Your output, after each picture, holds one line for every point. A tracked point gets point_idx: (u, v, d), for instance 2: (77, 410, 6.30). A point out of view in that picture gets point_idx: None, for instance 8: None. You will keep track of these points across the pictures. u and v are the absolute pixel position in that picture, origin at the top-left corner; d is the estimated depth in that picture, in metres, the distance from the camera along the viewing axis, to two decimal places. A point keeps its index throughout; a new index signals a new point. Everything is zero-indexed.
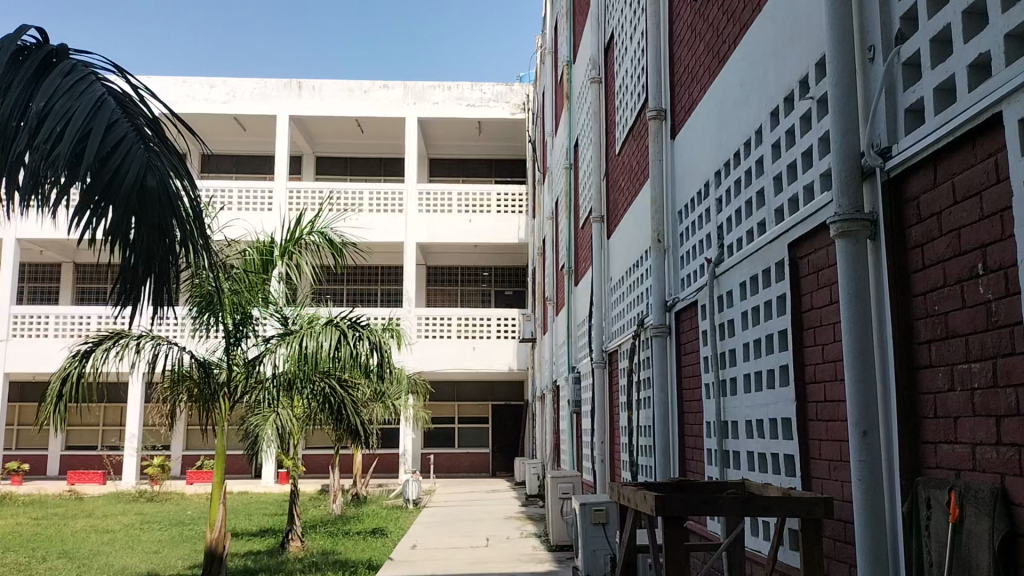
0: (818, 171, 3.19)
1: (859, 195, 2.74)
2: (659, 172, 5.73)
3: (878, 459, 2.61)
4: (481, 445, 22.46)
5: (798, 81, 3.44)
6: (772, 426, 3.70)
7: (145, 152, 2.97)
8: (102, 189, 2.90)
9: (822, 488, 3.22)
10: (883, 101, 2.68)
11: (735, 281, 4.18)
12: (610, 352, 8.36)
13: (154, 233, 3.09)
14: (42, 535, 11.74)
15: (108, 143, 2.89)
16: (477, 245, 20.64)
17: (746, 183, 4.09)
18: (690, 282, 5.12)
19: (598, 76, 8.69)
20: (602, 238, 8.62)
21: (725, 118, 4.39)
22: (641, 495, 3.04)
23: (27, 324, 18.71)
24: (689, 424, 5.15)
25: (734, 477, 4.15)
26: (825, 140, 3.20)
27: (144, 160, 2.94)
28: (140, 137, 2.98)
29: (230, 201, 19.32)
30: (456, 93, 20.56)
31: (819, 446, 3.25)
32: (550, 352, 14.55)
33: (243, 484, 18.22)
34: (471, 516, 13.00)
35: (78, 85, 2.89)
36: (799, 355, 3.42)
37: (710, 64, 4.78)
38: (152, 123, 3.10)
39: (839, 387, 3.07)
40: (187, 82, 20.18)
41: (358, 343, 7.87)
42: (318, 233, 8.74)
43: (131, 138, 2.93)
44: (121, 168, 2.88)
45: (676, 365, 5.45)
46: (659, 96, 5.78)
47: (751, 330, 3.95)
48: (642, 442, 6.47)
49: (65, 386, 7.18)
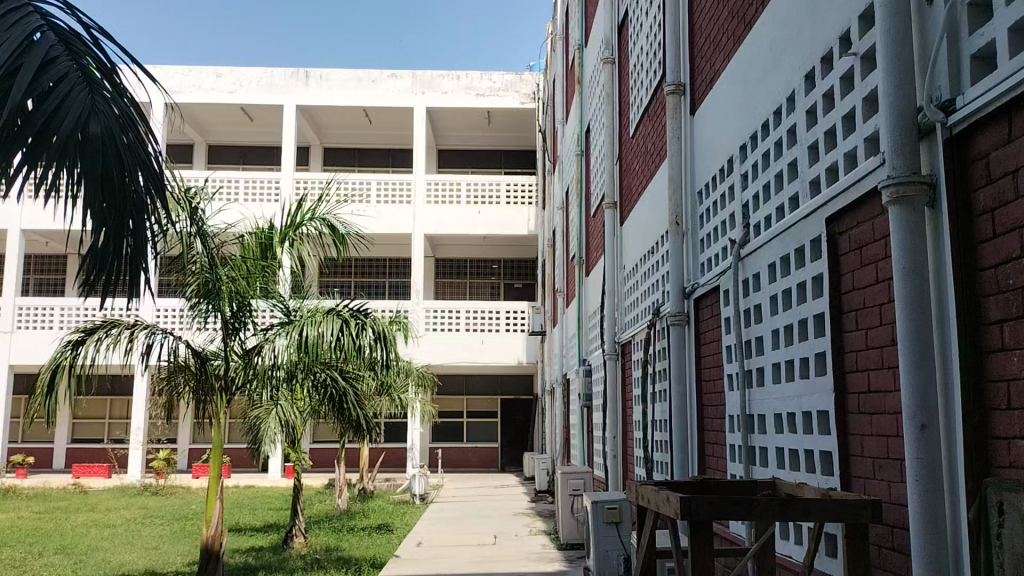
0: (863, 134, 2.87)
1: (916, 157, 2.41)
2: (677, 150, 5.38)
3: (939, 457, 2.29)
4: (490, 439, 22.22)
5: (838, 37, 3.11)
6: (805, 421, 3.37)
7: (88, 95, 2.71)
8: (36, 135, 2.60)
9: (864, 489, 2.90)
10: (944, 47, 2.35)
11: (763, 263, 3.85)
12: (623, 344, 8.02)
13: (117, 196, 2.91)
14: (41, 529, 11.51)
15: (47, 80, 2.62)
16: (486, 236, 20.31)
17: (775, 155, 3.76)
18: (710, 266, 4.79)
19: (611, 57, 8.32)
20: (615, 225, 8.27)
21: (752, 85, 4.06)
22: (664, 497, 2.71)
23: (32, 316, 18.51)
24: (709, 418, 4.83)
25: (760, 476, 3.82)
26: (870, 100, 2.89)
27: (87, 104, 2.68)
28: (85, 80, 2.73)
29: (236, 191, 19.06)
30: (465, 82, 20.22)
31: (861, 442, 2.92)
32: (559, 345, 14.23)
33: (248, 478, 17.99)
34: (479, 512, 12.69)
35: (11, 15, 2.62)
36: (839, 342, 3.09)
37: (734, 31, 4.45)
38: (100, 67, 2.83)
39: (886, 376, 2.75)
40: (193, 73, 19.93)
41: (361, 332, 7.57)
42: (318, 218, 8.39)
43: (73, 81, 2.68)
44: (59, 112, 2.61)
45: (694, 354, 5.13)
46: (678, 70, 5.44)
47: (782, 316, 3.61)
48: (657, 437, 6.14)
49: (55, 377, 6.86)
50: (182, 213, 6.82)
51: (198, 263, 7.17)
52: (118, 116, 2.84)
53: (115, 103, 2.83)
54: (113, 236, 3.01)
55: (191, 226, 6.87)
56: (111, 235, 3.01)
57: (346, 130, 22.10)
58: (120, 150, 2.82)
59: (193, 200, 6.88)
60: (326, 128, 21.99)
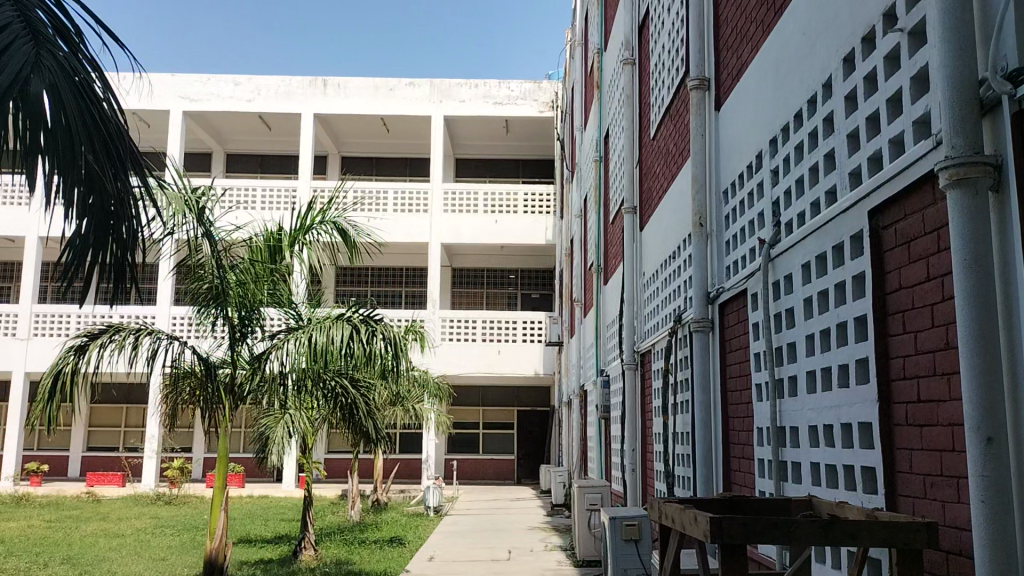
0: (912, 118, 2.60)
1: (979, 135, 2.15)
2: (701, 148, 5.12)
3: (1006, 473, 2.01)
4: (506, 451, 21.94)
5: (882, 13, 2.84)
6: (845, 433, 3.09)
7: (31, 48, 2.84)
8: None
9: (912, 508, 2.63)
10: (1012, 12, 2.09)
11: (796, 263, 3.56)
12: (643, 353, 7.71)
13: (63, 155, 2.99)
14: (50, 539, 11.33)
15: None
16: (503, 245, 20.09)
17: (810, 147, 3.50)
18: (736, 269, 4.51)
19: (631, 57, 8.05)
20: (635, 229, 7.99)
21: (783, 74, 3.80)
22: (692, 517, 2.45)
23: (48, 323, 18.42)
24: (735, 431, 4.55)
25: (793, 492, 3.54)
26: (918, 80, 2.62)
27: (28, 56, 2.82)
28: (31, 34, 2.87)
29: (253, 200, 18.96)
30: (483, 90, 20.04)
31: (910, 457, 2.65)
32: (577, 355, 13.94)
33: (263, 488, 17.80)
34: (494, 526, 12.42)
35: None
36: (884, 348, 2.81)
37: (763, 19, 4.20)
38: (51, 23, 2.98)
39: (940, 385, 2.48)
40: (212, 80, 19.70)
41: (372, 336, 7.30)
42: (328, 221, 8.09)
43: (17, 32, 2.82)
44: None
45: (719, 363, 4.85)
46: (702, 63, 5.19)
47: (816, 321, 3.33)
48: (679, 450, 5.83)
49: (57, 382, 6.65)
50: (190, 214, 6.65)
51: (206, 268, 7.00)
52: (67, 71, 2.96)
53: (63, 57, 2.95)
54: (98, 213, 3.33)
55: (197, 227, 6.70)
56: (99, 212, 3.33)
57: (363, 139, 21.99)
58: (64, 105, 2.92)
59: (200, 201, 6.72)
60: (344, 136, 21.88)
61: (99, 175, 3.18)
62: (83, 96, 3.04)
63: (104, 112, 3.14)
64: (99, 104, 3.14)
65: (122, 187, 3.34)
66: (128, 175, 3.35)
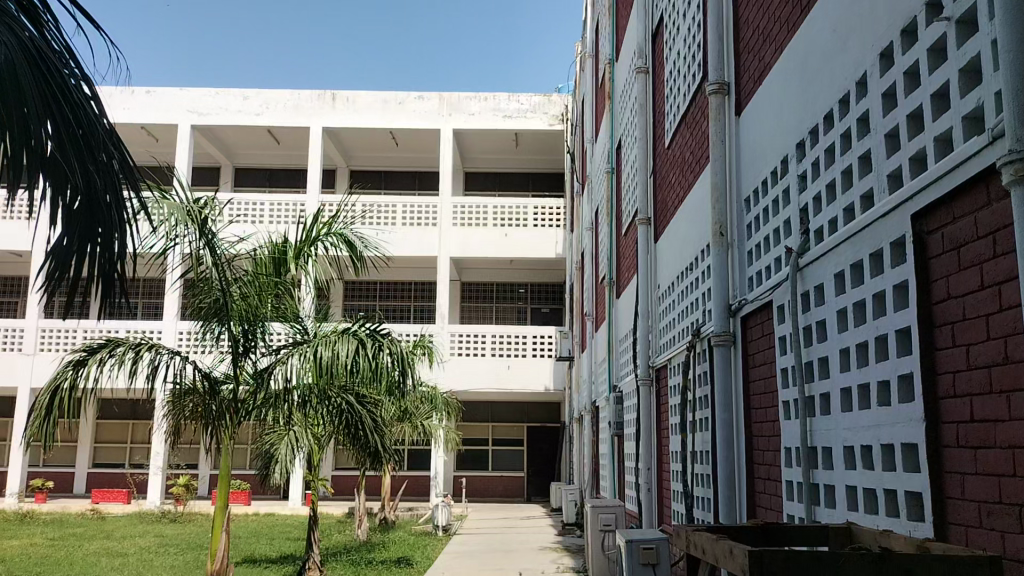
0: (961, 113, 2.39)
1: None
2: (721, 154, 4.91)
3: None
4: (516, 468, 21.69)
5: (924, 3, 2.64)
6: (885, 455, 2.86)
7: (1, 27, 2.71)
8: None
9: (965, 539, 2.40)
10: None
11: (827, 273, 3.35)
12: (658, 368, 7.49)
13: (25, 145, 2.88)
14: (52, 558, 11.13)
15: None
16: (512, 259, 19.91)
17: (843, 150, 3.29)
18: (760, 280, 4.30)
19: (644, 65, 7.89)
20: (649, 242, 7.77)
21: (811, 74, 3.61)
22: (727, 550, 2.24)
23: (55, 338, 18.32)
24: (759, 451, 4.33)
25: (826, 517, 3.32)
26: (968, 72, 2.41)
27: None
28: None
29: (261, 214, 18.87)
30: (492, 103, 19.92)
31: (962, 482, 2.42)
32: (588, 370, 13.72)
33: (269, 505, 17.59)
34: (504, 546, 12.17)
35: None
36: (931, 363, 2.59)
37: (788, 18, 4.00)
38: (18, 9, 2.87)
39: (997, 404, 2.26)
40: (220, 93, 19.61)
41: (379, 352, 7.13)
42: (335, 233, 7.93)
43: None
44: None
45: (742, 379, 4.63)
46: (721, 66, 5.00)
47: (851, 333, 3.11)
48: (698, 471, 5.60)
49: (55, 399, 6.47)
50: (191, 226, 6.46)
51: (208, 279, 6.84)
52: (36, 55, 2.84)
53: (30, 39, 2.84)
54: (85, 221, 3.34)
55: (199, 239, 6.53)
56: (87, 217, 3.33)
57: (372, 153, 21.90)
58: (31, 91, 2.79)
59: (202, 212, 6.54)
60: (352, 150, 21.82)
61: (65, 169, 3.07)
62: (62, 100, 2.98)
63: (73, 100, 3.04)
64: (71, 95, 3.03)
65: (98, 184, 3.27)
66: (102, 173, 3.27)
